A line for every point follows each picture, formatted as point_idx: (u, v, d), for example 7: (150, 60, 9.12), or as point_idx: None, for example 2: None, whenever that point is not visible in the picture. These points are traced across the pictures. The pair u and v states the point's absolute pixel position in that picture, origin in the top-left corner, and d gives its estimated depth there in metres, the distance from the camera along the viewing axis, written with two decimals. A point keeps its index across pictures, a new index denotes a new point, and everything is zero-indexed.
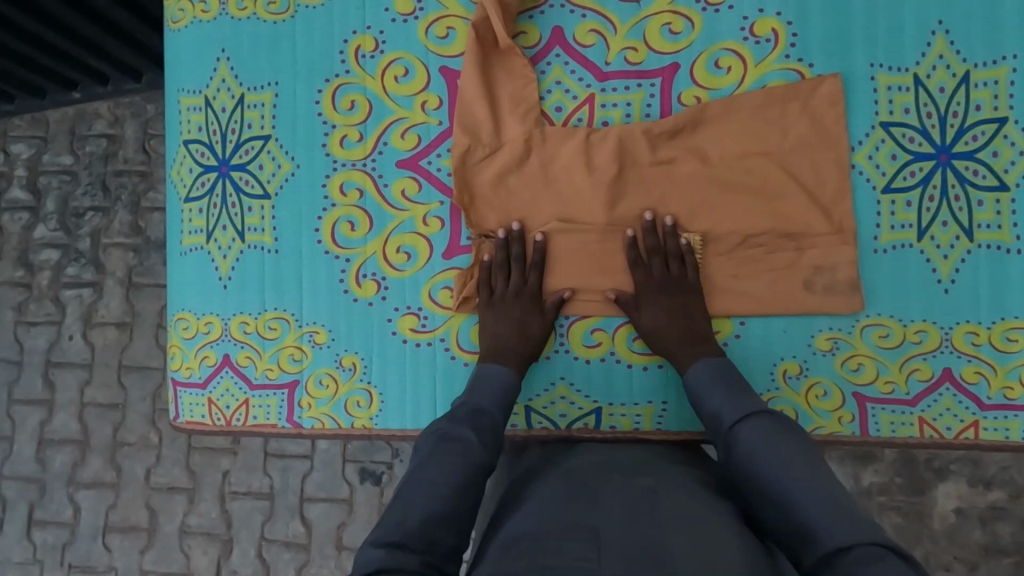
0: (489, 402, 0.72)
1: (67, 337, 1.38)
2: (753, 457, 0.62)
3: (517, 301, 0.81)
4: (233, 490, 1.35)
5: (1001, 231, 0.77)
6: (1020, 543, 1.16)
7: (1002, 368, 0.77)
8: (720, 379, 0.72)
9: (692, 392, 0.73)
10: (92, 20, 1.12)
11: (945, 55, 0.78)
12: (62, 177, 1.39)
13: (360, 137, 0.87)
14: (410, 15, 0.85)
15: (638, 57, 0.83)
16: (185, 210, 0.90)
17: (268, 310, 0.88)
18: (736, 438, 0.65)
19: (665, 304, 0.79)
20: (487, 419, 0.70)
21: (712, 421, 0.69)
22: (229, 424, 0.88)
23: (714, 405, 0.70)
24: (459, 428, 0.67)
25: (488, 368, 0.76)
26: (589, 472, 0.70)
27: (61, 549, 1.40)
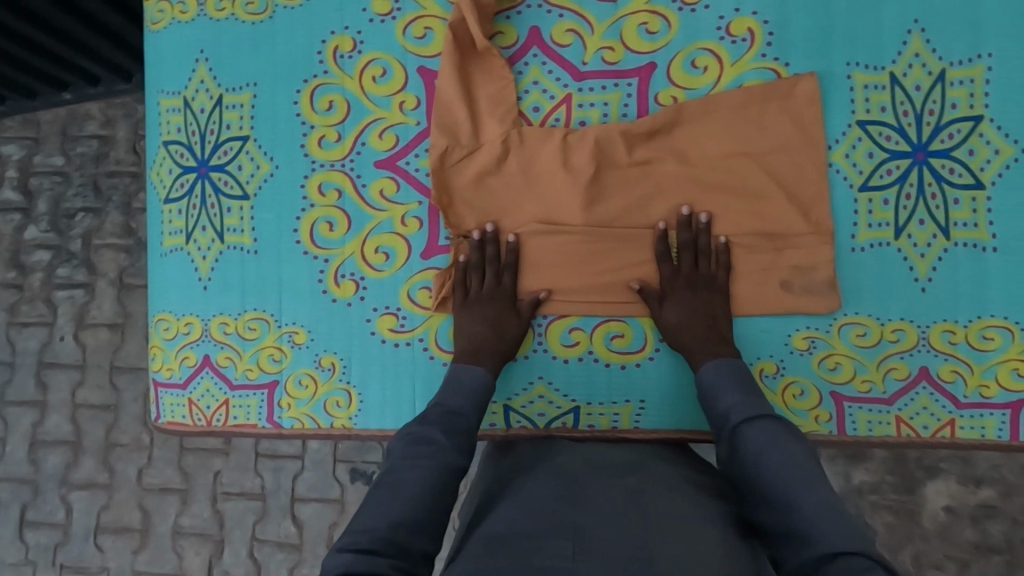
0: (460, 402, 0.72)
1: (59, 338, 1.38)
2: (757, 458, 0.63)
3: (494, 301, 0.81)
4: (226, 491, 1.36)
5: (977, 229, 0.77)
6: (1012, 541, 1.15)
7: (978, 367, 0.77)
8: (733, 379, 0.71)
9: (703, 388, 0.73)
10: (84, 22, 1.13)
11: (921, 53, 0.78)
12: (54, 178, 1.40)
13: (339, 138, 0.87)
14: (388, 16, 0.86)
15: (616, 57, 0.83)
16: (165, 211, 0.90)
17: (248, 310, 0.88)
18: (742, 438, 0.65)
19: (692, 301, 0.78)
20: (461, 421, 0.70)
21: (719, 418, 0.69)
22: (210, 424, 0.88)
23: (725, 403, 0.69)
24: (428, 429, 0.67)
25: (464, 367, 0.76)
26: (572, 468, 0.69)
27: (54, 549, 1.40)
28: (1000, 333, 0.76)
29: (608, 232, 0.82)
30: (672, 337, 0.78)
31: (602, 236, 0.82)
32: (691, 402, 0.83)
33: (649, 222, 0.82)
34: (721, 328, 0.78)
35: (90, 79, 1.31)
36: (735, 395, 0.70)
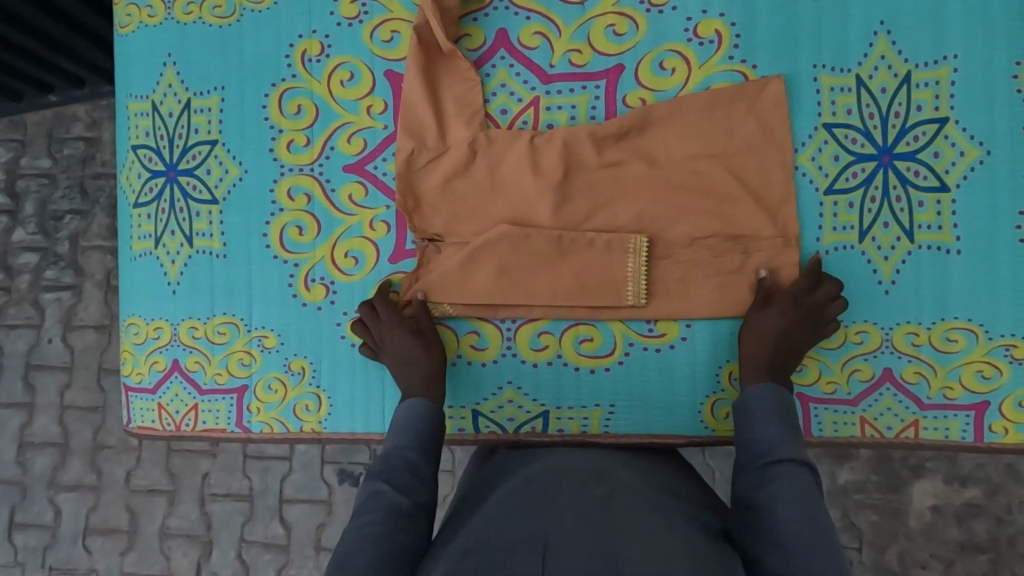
0: (401, 442, 0.71)
1: (46, 341, 1.38)
2: (777, 491, 0.61)
3: (407, 333, 0.80)
4: (213, 492, 1.35)
5: (942, 231, 0.77)
6: (997, 540, 1.15)
7: (941, 368, 0.77)
8: (779, 412, 0.68)
9: (743, 409, 0.70)
10: (60, 21, 1.13)
11: (887, 55, 0.78)
12: (40, 180, 1.39)
13: (308, 142, 0.86)
14: (354, 19, 0.85)
15: (583, 59, 0.83)
16: (134, 215, 0.90)
17: (217, 314, 0.88)
18: (773, 470, 0.63)
19: (796, 322, 0.75)
20: (398, 459, 0.69)
21: (752, 444, 0.67)
22: (180, 429, 0.88)
23: (764, 431, 0.67)
24: (373, 482, 0.66)
25: (404, 406, 0.75)
26: (537, 478, 0.67)
27: (42, 551, 1.40)
28: (965, 335, 0.76)
29: (576, 236, 0.81)
30: (748, 338, 0.75)
31: (571, 241, 0.81)
32: (660, 405, 0.82)
33: (618, 225, 0.82)
34: (787, 366, 0.74)
35: (74, 81, 1.30)
36: (776, 427, 0.67)
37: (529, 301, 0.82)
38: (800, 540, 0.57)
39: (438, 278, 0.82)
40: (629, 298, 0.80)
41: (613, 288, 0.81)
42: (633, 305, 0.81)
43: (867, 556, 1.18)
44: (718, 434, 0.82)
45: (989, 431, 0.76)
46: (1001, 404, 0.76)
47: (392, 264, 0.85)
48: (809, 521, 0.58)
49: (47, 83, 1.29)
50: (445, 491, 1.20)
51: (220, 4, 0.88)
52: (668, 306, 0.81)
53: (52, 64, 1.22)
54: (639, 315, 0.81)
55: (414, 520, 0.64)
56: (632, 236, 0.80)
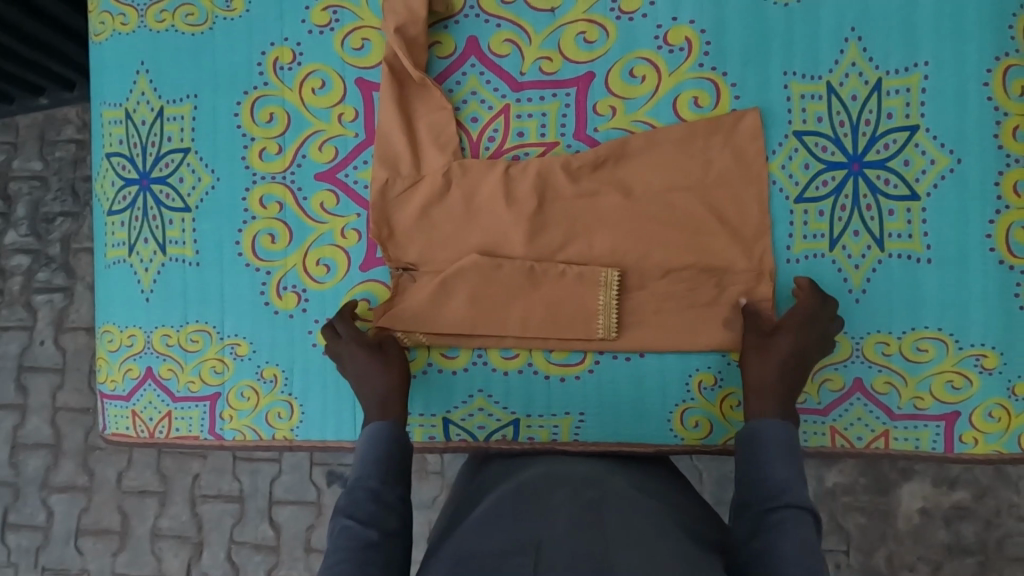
0: (363, 473, 0.68)
1: (38, 343, 1.38)
2: (784, 537, 0.58)
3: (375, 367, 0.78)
4: (204, 493, 1.36)
5: (913, 240, 0.76)
6: (985, 542, 1.15)
7: (912, 378, 0.76)
8: (789, 450, 0.65)
9: (754, 442, 0.66)
10: (49, 25, 1.13)
11: (857, 62, 0.77)
12: (32, 183, 1.39)
13: (279, 150, 0.86)
14: (326, 27, 0.85)
15: (553, 67, 0.82)
16: (108, 223, 0.90)
17: (190, 322, 0.88)
18: (781, 514, 0.60)
19: (809, 341, 0.73)
20: (362, 490, 0.66)
21: (762, 481, 0.63)
22: (153, 436, 0.89)
23: (774, 469, 0.63)
24: (338, 518, 0.63)
25: (362, 435, 0.73)
26: (529, 483, 0.67)
27: (35, 552, 1.41)
28: (935, 345, 0.76)
29: (548, 267, 0.81)
30: (761, 363, 0.73)
31: (542, 271, 0.81)
32: (630, 414, 0.82)
33: (593, 256, 0.82)
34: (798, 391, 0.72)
35: (65, 83, 1.30)
36: (786, 467, 0.64)
37: (501, 329, 0.82)
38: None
39: (411, 307, 0.82)
40: (599, 331, 0.81)
41: (585, 320, 0.81)
42: (603, 338, 0.81)
43: (854, 559, 1.17)
44: (687, 443, 0.81)
45: (959, 442, 0.76)
46: (971, 415, 0.75)
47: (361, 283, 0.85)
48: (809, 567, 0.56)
49: (37, 86, 1.29)
50: (434, 493, 1.20)
51: (192, 12, 0.88)
52: (642, 333, 0.81)
53: (41, 67, 1.22)
54: (611, 347, 0.82)
55: (388, 548, 0.62)
56: (604, 270, 0.80)
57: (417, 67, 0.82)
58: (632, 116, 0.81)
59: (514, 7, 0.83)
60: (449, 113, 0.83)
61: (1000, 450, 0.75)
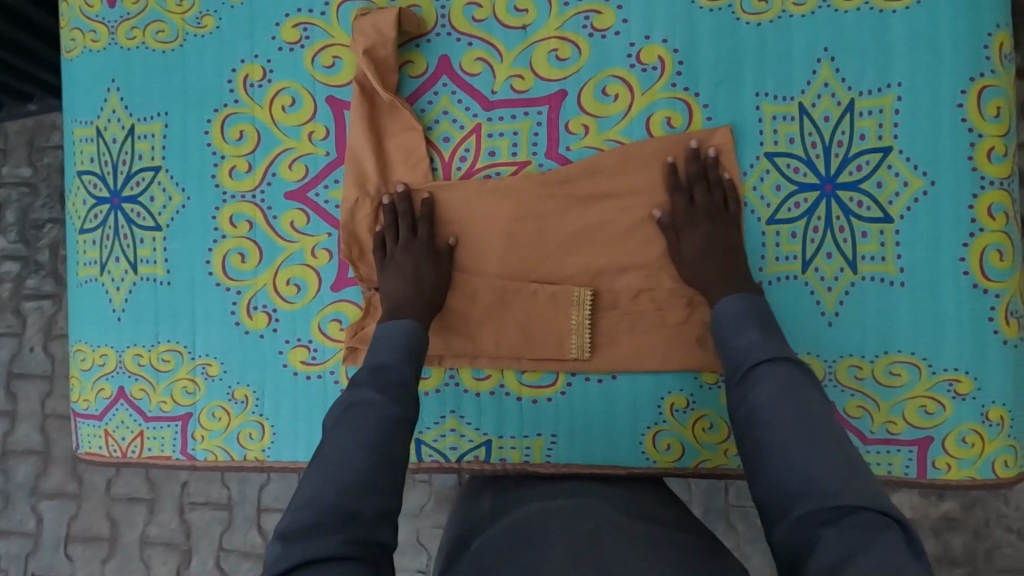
0: (393, 356, 0.69)
1: (27, 350, 1.34)
2: (763, 390, 0.60)
3: (429, 289, 0.77)
4: (192, 501, 1.34)
5: (886, 263, 0.75)
6: (974, 553, 1.13)
7: (885, 403, 0.75)
8: (748, 314, 0.68)
9: (718, 324, 0.69)
10: (32, 32, 1.11)
11: (830, 83, 0.76)
12: (21, 189, 1.34)
13: (249, 168, 0.86)
14: (296, 44, 0.85)
15: (525, 85, 0.81)
16: (79, 241, 0.89)
17: (161, 342, 0.87)
18: (755, 373, 0.62)
19: (711, 229, 0.76)
20: (392, 372, 0.67)
21: (732, 354, 0.66)
22: (126, 455, 0.89)
23: (739, 340, 0.66)
24: (362, 391, 0.64)
25: (389, 326, 0.72)
26: (522, 523, 0.66)
27: (24, 558, 1.37)
28: (908, 369, 0.75)
29: (519, 287, 0.80)
30: (690, 270, 0.76)
31: (515, 291, 0.80)
32: (601, 437, 0.81)
33: (566, 274, 0.81)
34: (741, 260, 0.75)
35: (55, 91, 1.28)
36: (750, 332, 0.66)
37: (473, 352, 0.81)
38: (803, 432, 0.56)
39: None
40: (573, 351, 0.80)
41: (557, 342, 0.80)
42: (577, 358, 0.80)
43: None
44: (659, 466, 0.80)
45: (932, 467, 0.75)
46: (944, 440, 0.75)
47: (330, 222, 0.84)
48: (798, 412, 0.57)
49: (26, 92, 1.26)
50: (422, 501, 1.18)
51: (162, 29, 0.87)
52: (615, 355, 0.80)
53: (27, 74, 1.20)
54: (583, 367, 0.81)
55: (404, 432, 0.62)
56: (577, 289, 0.80)
57: (388, 88, 0.81)
58: (604, 135, 0.81)
59: (486, 25, 0.82)
60: (419, 135, 0.82)
61: (973, 477, 0.74)
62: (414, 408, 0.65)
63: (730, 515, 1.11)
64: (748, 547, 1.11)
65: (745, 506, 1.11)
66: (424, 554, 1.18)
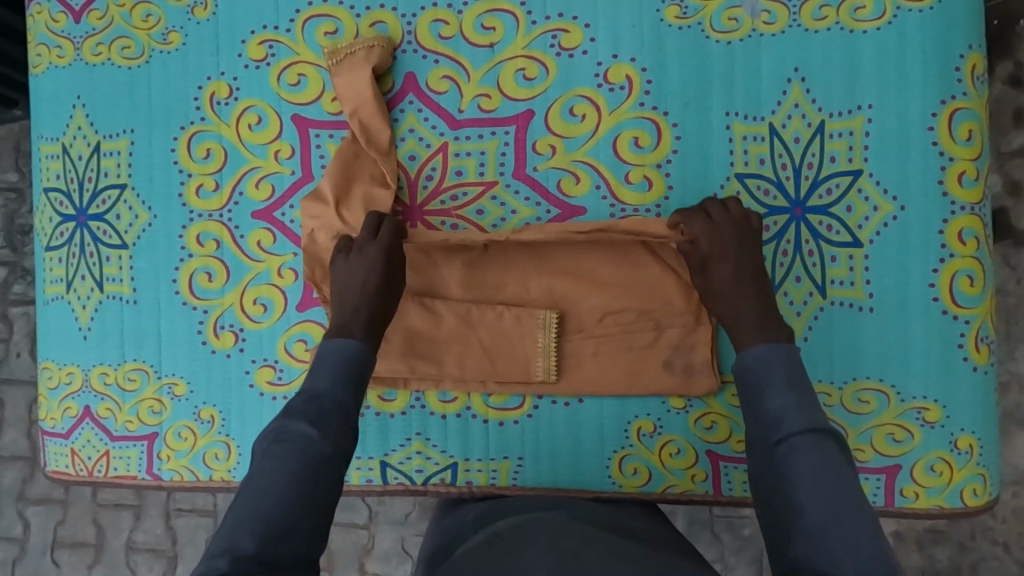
0: (334, 385, 0.65)
1: (14, 355, 1.30)
2: (797, 468, 0.55)
3: (375, 293, 0.73)
4: (178, 507, 1.30)
5: (854, 288, 0.74)
6: (957, 567, 1.06)
7: (853, 430, 0.74)
8: (782, 373, 0.61)
9: (747, 377, 0.63)
10: (14, 42, 1.09)
11: (801, 104, 0.75)
12: (7, 194, 1.29)
13: (216, 186, 0.85)
14: (262, 61, 0.84)
15: (492, 104, 0.80)
16: (46, 259, 0.89)
17: (128, 361, 0.87)
18: (787, 446, 0.56)
19: (740, 256, 0.71)
20: (326, 402, 0.63)
21: (760, 414, 0.60)
22: (92, 474, 0.88)
23: (774, 400, 0.60)
24: (293, 422, 0.61)
25: (330, 343, 0.68)
26: (503, 535, 0.64)
27: (12, 564, 1.34)
28: (876, 396, 0.73)
29: (484, 309, 0.79)
30: (723, 304, 0.70)
31: (480, 314, 0.79)
32: (567, 460, 0.80)
33: (532, 297, 0.80)
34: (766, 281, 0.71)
35: None
36: (786, 394, 0.60)
37: (438, 375, 0.80)
38: (824, 501, 0.52)
39: None
40: (539, 374, 0.78)
41: (522, 365, 0.79)
42: (543, 381, 0.79)
43: None
44: (626, 490, 0.79)
45: (900, 495, 0.74)
46: (912, 468, 0.73)
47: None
48: (831, 493, 0.52)
49: None
50: (406, 509, 1.17)
51: (128, 45, 0.86)
52: (583, 377, 0.79)
53: None
54: (549, 391, 0.80)
55: (332, 466, 0.59)
56: (544, 311, 0.79)
57: (373, 140, 0.80)
58: (572, 155, 0.79)
59: (453, 42, 0.81)
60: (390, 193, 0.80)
61: (941, 505, 0.73)
62: (349, 436, 0.63)
63: (714, 525, 1.10)
64: (731, 558, 1.10)
65: (730, 517, 1.09)
66: (410, 560, 1.17)
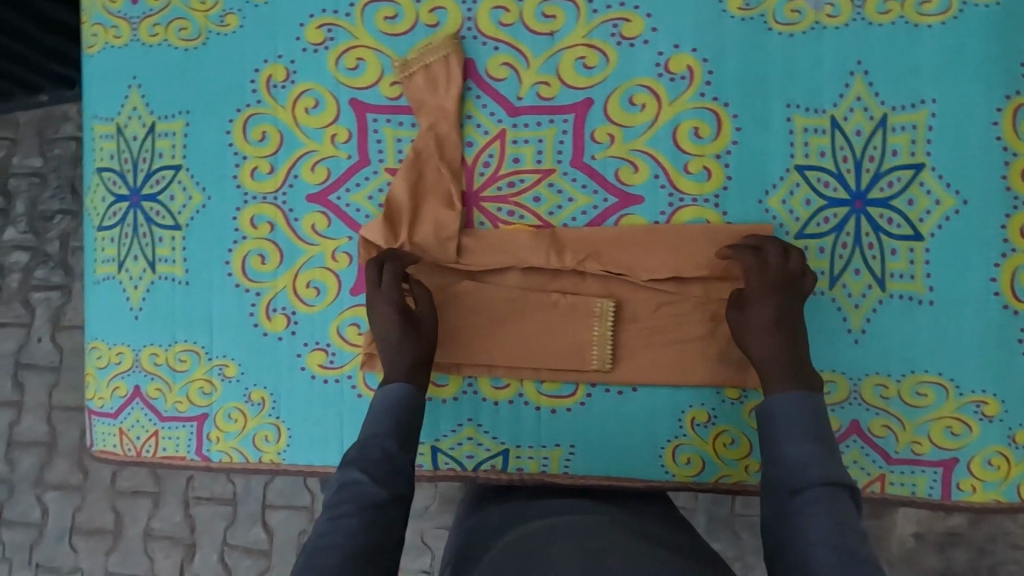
0: (376, 430, 0.67)
1: (35, 340, 1.30)
2: (808, 521, 0.54)
3: (397, 333, 0.73)
4: (197, 495, 1.30)
5: (915, 281, 0.74)
6: (976, 569, 1.07)
7: (910, 423, 0.74)
8: (802, 424, 0.61)
9: (769, 422, 0.62)
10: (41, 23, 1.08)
11: (863, 96, 0.75)
12: (31, 179, 1.30)
13: (271, 169, 0.85)
14: (320, 45, 0.84)
15: (551, 92, 0.81)
16: (98, 239, 0.89)
17: (178, 341, 0.87)
18: (801, 499, 0.56)
19: (771, 305, 0.70)
20: (376, 450, 0.65)
21: (777, 461, 0.60)
22: (140, 455, 0.88)
23: (793, 449, 0.59)
24: (347, 471, 0.63)
25: (386, 390, 0.71)
26: (531, 536, 0.63)
27: (29, 548, 1.34)
28: (934, 389, 0.74)
29: (541, 297, 0.80)
30: (751, 343, 0.70)
31: (535, 301, 0.80)
32: (621, 449, 0.80)
33: (588, 286, 0.80)
34: (796, 333, 0.69)
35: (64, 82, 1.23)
36: (805, 446, 0.59)
37: (492, 361, 0.80)
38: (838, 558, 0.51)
39: None
40: (593, 362, 0.79)
41: (577, 353, 0.79)
42: (597, 369, 0.79)
43: None
44: (678, 480, 0.80)
45: (957, 489, 0.74)
46: (969, 462, 0.74)
47: (385, 168, 0.83)
48: (844, 551, 0.51)
49: (33, 84, 1.22)
50: (425, 502, 1.17)
51: (185, 27, 0.86)
52: (636, 368, 0.79)
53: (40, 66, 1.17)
54: (603, 379, 0.80)
55: (390, 513, 0.61)
56: (600, 300, 0.79)
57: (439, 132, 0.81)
58: (630, 144, 0.79)
59: (513, 29, 0.81)
60: (455, 214, 0.80)
61: (999, 499, 0.73)
62: (405, 483, 0.64)
63: (734, 524, 1.11)
64: (752, 557, 1.10)
65: (749, 516, 1.10)
66: (428, 554, 1.17)
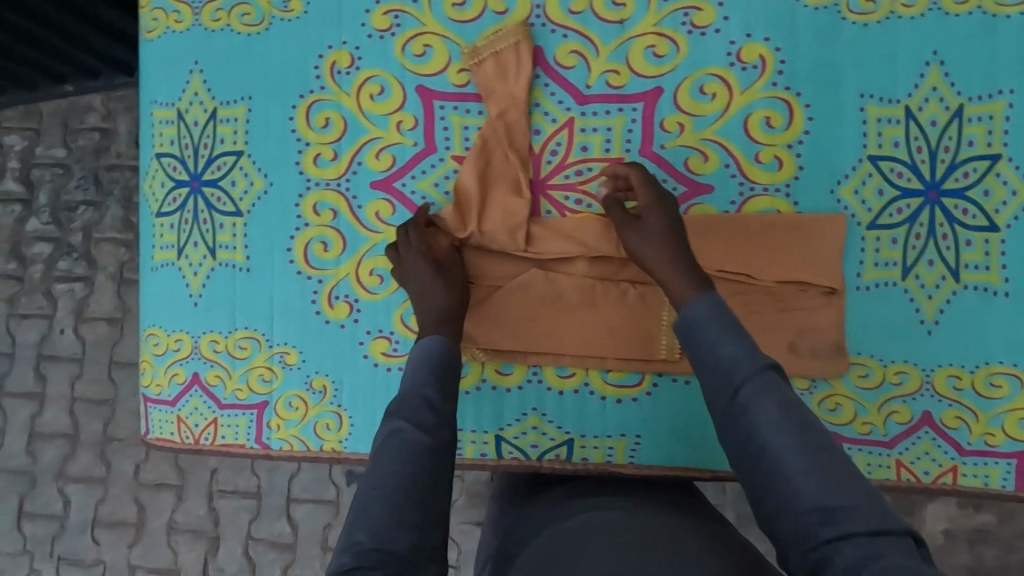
0: (417, 381, 0.66)
1: (58, 331, 1.29)
2: (757, 419, 0.53)
3: (426, 292, 0.76)
4: (222, 489, 1.29)
5: (990, 272, 0.74)
6: (1007, 566, 1.07)
7: (984, 414, 0.74)
8: (723, 322, 0.59)
9: (693, 333, 0.60)
10: (80, 17, 1.04)
11: (939, 87, 0.75)
12: (55, 170, 1.29)
13: (335, 156, 0.85)
14: (387, 31, 0.83)
15: (620, 80, 0.80)
16: (157, 225, 0.88)
17: (238, 328, 0.86)
18: (743, 399, 0.54)
19: (656, 219, 0.73)
20: (416, 398, 0.63)
21: (712, 368, 0.57)
22: (198, 442, 0.88)
23: (723, 352, 0.57)
24: (391, 420, 0.62)
25: (426, 343, 0.70)
26: (569, 526, 0.62)
27: (50, 541, 1.33)
28: (1009, 380, 0.74)
29: (610, 286, 0.80)
30: (643, 255, 0.72)
31: (603, 290, 0.80)
32: (689, 439, 0.80)
33: None
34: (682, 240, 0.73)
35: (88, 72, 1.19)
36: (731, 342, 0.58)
37: (558, 349, 0.80)
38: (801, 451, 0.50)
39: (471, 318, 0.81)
40: (661, 351, 0.79)
41: (645, 343, 0.79)
42: (665, 359, 0.79)
43: None
44: None
45: None
46: None
47: (452, 155, 0.83)
48: (801, 443, 0.51)
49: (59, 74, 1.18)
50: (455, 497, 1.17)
51: (247, 12, 0.86)
52: None
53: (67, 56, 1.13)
54: (670, 368, 0.79)
55: (441, 460, 0.59)
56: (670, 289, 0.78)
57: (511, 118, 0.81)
58: (701, 134, 0.79)
59: (582, 17, 0.81)
60: (524, 202, 0.80)
61: None
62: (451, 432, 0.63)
63: None
64: None
65: None
66: (455, 549, 1.17)
